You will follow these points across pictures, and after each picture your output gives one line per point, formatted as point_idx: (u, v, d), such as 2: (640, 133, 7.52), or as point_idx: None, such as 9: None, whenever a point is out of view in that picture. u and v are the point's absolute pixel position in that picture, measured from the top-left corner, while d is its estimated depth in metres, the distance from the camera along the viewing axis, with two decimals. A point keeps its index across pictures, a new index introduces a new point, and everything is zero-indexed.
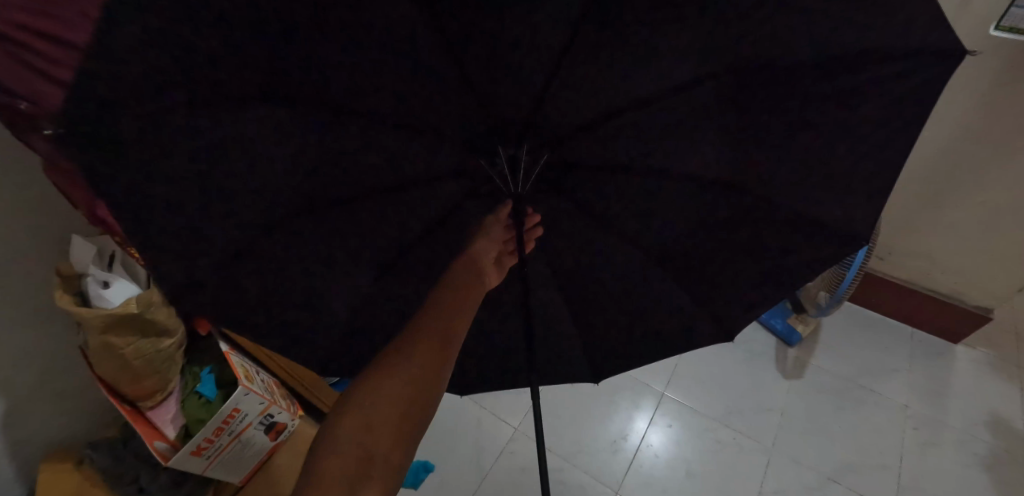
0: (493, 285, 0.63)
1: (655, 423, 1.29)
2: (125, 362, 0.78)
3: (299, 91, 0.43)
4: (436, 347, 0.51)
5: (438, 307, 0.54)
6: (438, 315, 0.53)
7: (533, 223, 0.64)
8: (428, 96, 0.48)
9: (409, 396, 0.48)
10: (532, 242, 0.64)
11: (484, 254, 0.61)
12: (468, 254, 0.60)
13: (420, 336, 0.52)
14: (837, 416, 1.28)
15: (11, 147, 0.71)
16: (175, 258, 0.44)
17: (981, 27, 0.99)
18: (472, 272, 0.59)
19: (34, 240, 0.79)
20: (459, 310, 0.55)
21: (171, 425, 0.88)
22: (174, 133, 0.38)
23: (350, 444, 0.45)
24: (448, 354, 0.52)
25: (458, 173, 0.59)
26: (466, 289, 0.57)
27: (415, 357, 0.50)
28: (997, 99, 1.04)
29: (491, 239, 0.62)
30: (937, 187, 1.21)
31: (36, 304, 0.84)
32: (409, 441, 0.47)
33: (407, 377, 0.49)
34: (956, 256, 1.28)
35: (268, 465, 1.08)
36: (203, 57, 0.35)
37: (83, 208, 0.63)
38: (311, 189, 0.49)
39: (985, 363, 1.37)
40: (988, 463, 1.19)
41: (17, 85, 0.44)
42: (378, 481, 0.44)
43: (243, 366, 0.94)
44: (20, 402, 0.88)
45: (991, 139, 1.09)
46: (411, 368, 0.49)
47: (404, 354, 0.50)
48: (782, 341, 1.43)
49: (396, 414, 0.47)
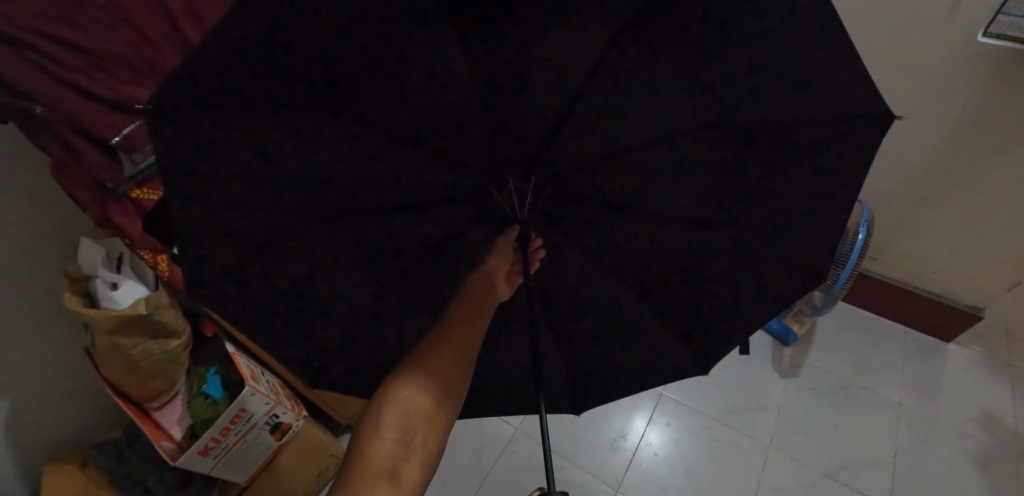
0: (505, 298, 0.64)
1: (653, 422, 1.31)
2: (133, 363, 0.79)
3: (318, 107, 0.43)
4: (462, 348, 0.56)
5: (458, 306, 0.59)
6: (460, 318, 0.58)
7: (535, 249, 0.65)
8: (443, 108, 0.48)
9: (443, 383, 0.54)
10: (535, 263, 0.66)
11: (497, 268, 0.63)
12: (480, 268, 0.61)
13: (447, 329, 0.57)
14: (833, 413, 1.31)
15: (24, 150, 0.72)
16: (193, 260, 0.45)
17: (970, 32, 1.01)
18: (485, 285, 0.61)
19: (43, 241, 0.81)
20: (478, 314, 0.59)
21: (177, 425, 0.89)
22: (195, 141, 0.40)
23: (393, 427, 0.51)
24: (472, 346, 0.57)
25: (469, 199, 0.59)
26: (479, 293, 0.59)
27: (444, 356, 0.55)
28: (986, 103, 1.06)
29: (502, 257, 0.64)
30: (927, 188, 1.24)
31: (45, 305, 0.85)
32: (442, 430, 0.52)
33: (440, 366, 0.54)
34: (948, 256, 1.31)
35: (274, 465, 1.08)
36: (225, 74, 0.36)
37: (94, 213, 0.63)
38: (327, 203, 0.49)
39: (978, 362, 1.39)
40: (981, 459, 1.22)
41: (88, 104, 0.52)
42: (417, 460, 0.50)
43: (248, 366, 0.94)
44: (27, 403, 0.89)
45: (980, 142, 1.11)
46: (440, 365, 0.54)
47: (433, 351, 0.55)
48: (778, 341, 1.45)
49: (429, 406, 0.52)
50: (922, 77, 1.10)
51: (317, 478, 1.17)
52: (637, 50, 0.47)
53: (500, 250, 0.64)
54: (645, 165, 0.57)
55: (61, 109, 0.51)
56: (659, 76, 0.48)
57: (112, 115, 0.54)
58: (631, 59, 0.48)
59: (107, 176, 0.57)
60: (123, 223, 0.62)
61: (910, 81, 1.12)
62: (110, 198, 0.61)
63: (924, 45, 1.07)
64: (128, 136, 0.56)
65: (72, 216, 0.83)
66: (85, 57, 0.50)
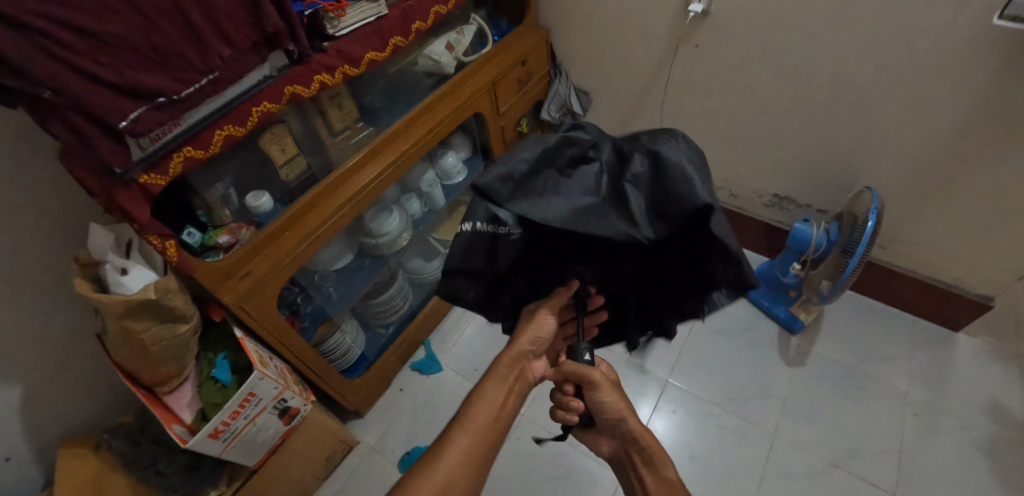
0: (540, 367, 0.87)
1: (658, 410, 1.34)
2: (144, 348, 0.80)
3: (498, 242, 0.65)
4: (478, 444, 0.73)
5: (492, 382, 0.80)
6: (489, 399, 0.78)
7: (598, 317, 0.80)
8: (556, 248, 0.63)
9: (459, 462, 0.71)
10: (594, 322, 0.80)
11: (525, 349, 0.81)
12: (514, 352, 0.81)
13: (472, 410, 0.77)
14: (839, 403, 1.30)
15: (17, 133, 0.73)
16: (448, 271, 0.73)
17: (982, 16, 0.91)
18: (515, 368, 0.82)
19: (45, 227, 0.82)
20: (500, 408, 0.78)
21: (187, 409, 0.90)
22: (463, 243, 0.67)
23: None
24: (489, 428, 0.75)
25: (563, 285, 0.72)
26: (507, 378, 0.81)
27: (463, 445, 0.73)
28: (992, 90, 0.97)
29: (534, 338, 0.81)
30: (936, 175, 1.15)
31: (53, 290, 0.86)
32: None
33: (457, 448, 0.72)
34: (957, 245, 1.24)
35: (281, 449, 1.07)
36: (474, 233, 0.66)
37: (100, 195, 0.70)
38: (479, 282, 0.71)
39: (987, 350, 1.36)
40: (988, 449, 1.20)
41: (82, 88, 0.60)
42: None
43: (257, 352, 0.94)
44: (38, 386, 0.91)
45: (993, 129, 1.02)
46: (458, 447, 0.72)
47: (455, 434, 0.74)
48: (784, 329, 1.45)
49: (445, 484, 0.69)
50: (928, 66, 1.01)
51: (324, 463, 1.20)
52: (641, 173, 0.57)
53: (541, 319, 0.80)
54: (694, 268, 0.60)
55: (66, 93, 0.59)
56: (659, 197, 0.55)
57: (120, 101, 0.64)
58: (659, 167, 0.56)
59: (118, 161, 0.66)
60: (127, 205, 0.70)
61: (918, 71, 1.02)
62: (118, 185, 0.69)
63: (929, 30, 0.97)
64: (136, 121, 0.65)
65: (58, 211, 0.82)
66: (78, 34, 0.59)
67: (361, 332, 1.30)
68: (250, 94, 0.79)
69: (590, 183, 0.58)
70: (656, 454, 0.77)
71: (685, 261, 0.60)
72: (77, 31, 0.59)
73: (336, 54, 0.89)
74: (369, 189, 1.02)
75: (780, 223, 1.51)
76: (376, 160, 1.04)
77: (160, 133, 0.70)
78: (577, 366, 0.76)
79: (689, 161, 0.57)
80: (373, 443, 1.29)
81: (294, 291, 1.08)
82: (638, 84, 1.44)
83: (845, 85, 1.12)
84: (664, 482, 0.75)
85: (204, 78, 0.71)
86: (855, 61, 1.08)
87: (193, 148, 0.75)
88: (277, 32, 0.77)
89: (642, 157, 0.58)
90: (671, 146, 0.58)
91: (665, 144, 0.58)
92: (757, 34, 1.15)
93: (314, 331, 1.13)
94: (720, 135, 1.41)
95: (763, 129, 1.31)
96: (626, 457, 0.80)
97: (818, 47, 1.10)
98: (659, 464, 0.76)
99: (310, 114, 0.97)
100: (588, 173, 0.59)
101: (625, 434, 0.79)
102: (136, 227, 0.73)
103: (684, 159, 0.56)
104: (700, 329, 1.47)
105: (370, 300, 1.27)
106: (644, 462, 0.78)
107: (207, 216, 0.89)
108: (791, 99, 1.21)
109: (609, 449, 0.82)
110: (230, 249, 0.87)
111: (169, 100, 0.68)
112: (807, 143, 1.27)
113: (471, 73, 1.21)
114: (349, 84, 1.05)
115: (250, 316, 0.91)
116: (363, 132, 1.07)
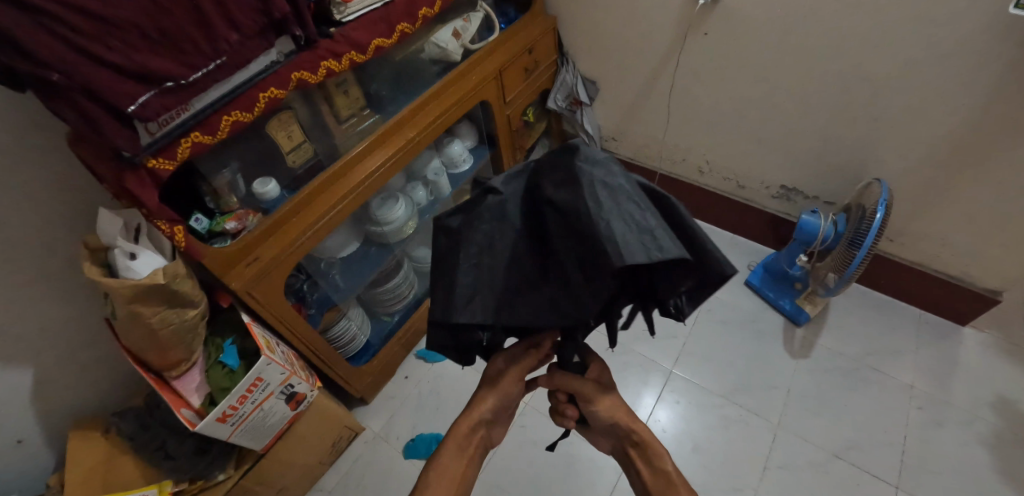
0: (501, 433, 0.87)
1: (662, 401, 1.34)
2: (152, 332, 0.81)
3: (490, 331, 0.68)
4: None
5: (453, 450, 0.78)
6: (448, 472, 0.76)
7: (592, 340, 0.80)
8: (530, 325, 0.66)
9: None
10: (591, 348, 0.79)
11: (477, 415, 0.81)
12: (469, 415, 0.80)
13: (434, 477, 0.76)
14: (844, 395, 1.30)
15: (31, 115, 0.74)
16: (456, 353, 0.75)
17: (998, 4, 0.89)
18: (473, 434, 0.80)
19: (56, 212, 0.83)
20: (461, 480, 0.77)
21: (195, 394, 0.92)
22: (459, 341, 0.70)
23: None
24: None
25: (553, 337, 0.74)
26: (462, 448, 0.79)
27: None
28: (1003, 83, 0.96)
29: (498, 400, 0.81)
30: (947, 169, 1.13)
31: (65, 273, 0.88)
32: None
33: None
34: (967, 238, 1.22)
35: (289, 435, 1.09)
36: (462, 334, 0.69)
37: (109, 180, 0.72)
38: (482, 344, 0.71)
39: (994, 346, 1.35)
40: (991, 442, 1.20)
41: (86, 71, 0.60)
42: None
43: (264, 337, 0.95)
44: (47, 370, 0.93)
45: (1003, 125, 1.01)
46: None
47: None
48: (789, 320, 1.45)
49: None
50: (939, 57, 0.99)
51: (330, 448, 1.21)
52: (556, 229, 0.59)
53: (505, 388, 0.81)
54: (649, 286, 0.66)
55: (75, 78, 0.59)
56: (579, 250, 0.58)
57: (128, 86, 0.64)
58: (568, 218, 0.58)
59: (126, 145, 0.66)
60: (135, 189, 0.71)
61: (928, 61, 1.01)
62: (127, 169, 0.70)
63: (941, 20, 0.95)
64: (144, 105, 0.65)
65: (69, 194, 0.83)
66: (86, 17, 0.59)
67: (366, 319, 1.30)
68: (256, 80, 0.79)
69: (524, 255, 0.63)
70: (650, 444, 0.78)
71: (645, 280, 0.65)
72: (83, 13, 0.59)
73: (343, 40, 0.88)
74: (374, 177, 1.02)
75: (787, 215, 1.50)
76: (381, 148, 1.04)
77: (168, 118, 0.70)
78: (568, 378, 0.79)
79: (582, 198, 0.57)
80: (379, 429, 1.30)
81: (301, 278, 1.09)
82: (644, 73, 1.43)
83: (855, 75, 1.11)
84: (661, 473, 0.75)
85: (211, 62, 0.71)
86: (860, 52, 1.07)
87: (200, 133, 0.75)
88: (284, 16, 0.77)
89: (549, 211, 0.60)
90: (573, 180, 0.59)
91: (562, 187, 0.59)
92: (765, 24, 1.14)
93: (321, 318, 1.14)
94: (726, 126, 1.40)
95: (769, 119, 1.30)
96: (624, 451, 0.80)
97: (825, 37, 1.09)
98: (655, 456, 0.77)
99: (316, 100, 0.97)
100: (519, 244, 0.63)
101: (619, 431, 0.79)
102: (145, 212, 0.73)
103: (581, 201, 0.57)
104: (703, 320, 1.48)
105: (376, 287, 1.28)
106: (639, 454, 0.78)
107: (214, 202, 0.89)
108: (798, 90, 1.21)
109: (609, 447, 0.83)
110: (236, 236, 0.87)
111: (177, 84, 0.68)
112: (815, 134, 1.26)
113: (477, 60, 1.21)
114: (356, 71, 1.04)
115: (257, 302, 0.91)
116: (369, 120, 1.07)
